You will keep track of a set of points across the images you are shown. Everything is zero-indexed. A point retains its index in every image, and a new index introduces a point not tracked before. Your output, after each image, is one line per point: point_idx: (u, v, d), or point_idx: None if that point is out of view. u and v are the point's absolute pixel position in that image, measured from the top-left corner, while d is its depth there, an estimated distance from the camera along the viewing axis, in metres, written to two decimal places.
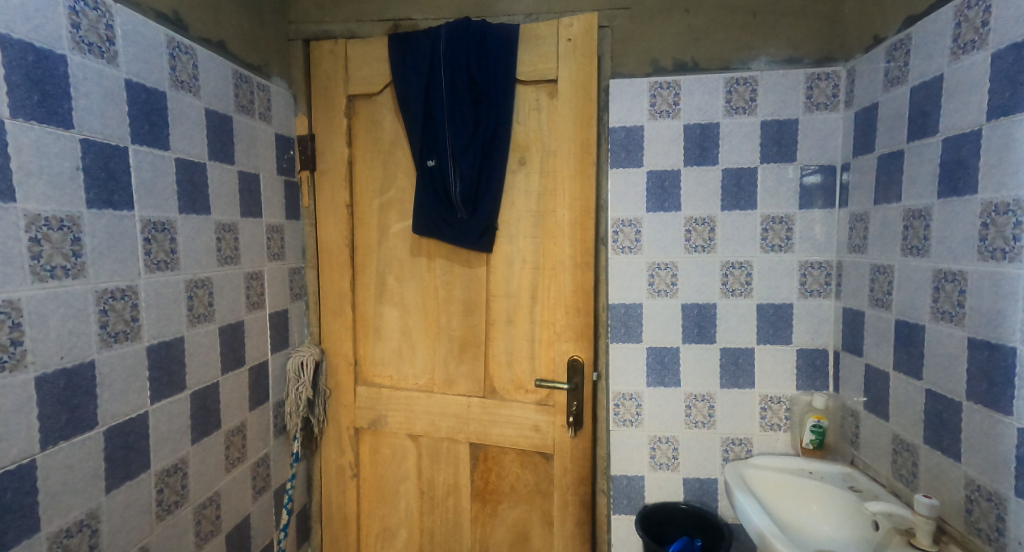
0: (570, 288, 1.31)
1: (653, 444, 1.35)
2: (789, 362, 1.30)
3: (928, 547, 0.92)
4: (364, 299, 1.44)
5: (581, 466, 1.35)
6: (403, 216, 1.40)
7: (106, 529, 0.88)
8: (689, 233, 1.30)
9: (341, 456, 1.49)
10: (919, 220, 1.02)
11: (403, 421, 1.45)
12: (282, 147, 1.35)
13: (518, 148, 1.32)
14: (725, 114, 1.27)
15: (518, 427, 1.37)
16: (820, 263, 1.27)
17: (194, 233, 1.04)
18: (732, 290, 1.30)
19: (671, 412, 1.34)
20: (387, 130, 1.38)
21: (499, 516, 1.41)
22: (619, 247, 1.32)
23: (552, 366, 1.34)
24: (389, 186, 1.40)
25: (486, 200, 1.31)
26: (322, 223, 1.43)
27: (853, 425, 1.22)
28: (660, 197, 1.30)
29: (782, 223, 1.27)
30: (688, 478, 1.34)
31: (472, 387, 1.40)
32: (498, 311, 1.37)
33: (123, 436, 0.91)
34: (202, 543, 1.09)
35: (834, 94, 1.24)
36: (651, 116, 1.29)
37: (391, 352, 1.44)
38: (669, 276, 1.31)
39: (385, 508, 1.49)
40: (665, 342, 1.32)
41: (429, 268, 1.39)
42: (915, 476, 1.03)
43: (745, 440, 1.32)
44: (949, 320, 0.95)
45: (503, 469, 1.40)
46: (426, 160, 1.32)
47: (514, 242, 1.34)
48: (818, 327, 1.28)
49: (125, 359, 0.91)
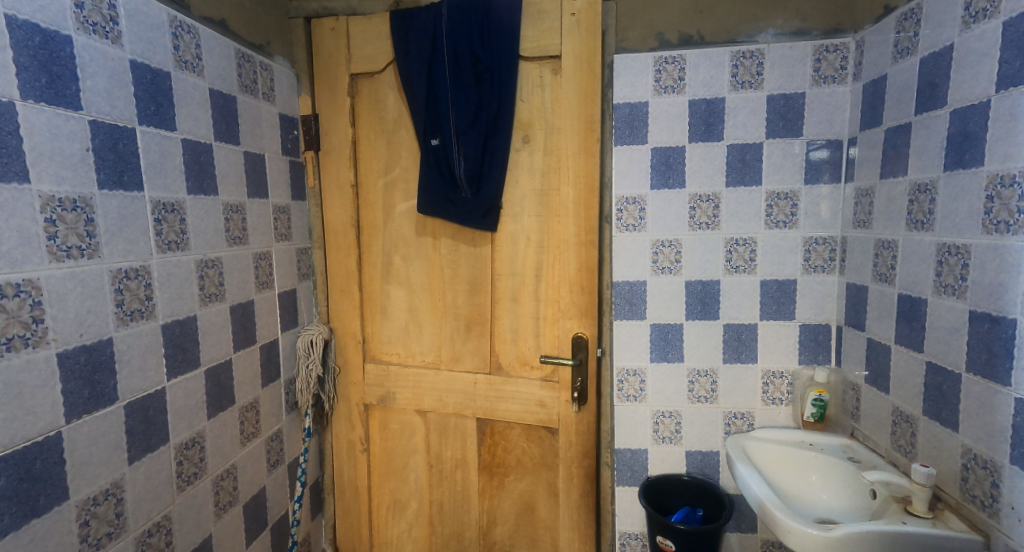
0: (574, 266, 1.33)
1: (656, 419, 1.37)
2: (792, 338, 1.31)
3: (923, 513, 0.95)
4: (371, 279, 1.47)
5: (584, 439, 1.38)
6: (408, 196, 1.41)
7: (130, 498, 0.92)
8: (694, 210, 1.30)
9: (351, 431, 1.53)
10: (924, 194, 1.02)
11: (411, 398, 1.48)
12: (286, 128, 1.35)
13: (522, 126, 1.32)
14: (731, 88, 1.26)
15: (523, 403, 1.41)
16: (825, 239, 1.27)
17: (202, 213, 1.05)
18: (736, 267, 1.31)
19: (674, 387, 1.36)
20: (390, 110, 1.38)
21: (506, 488, 1.45)
22: (623, 225, 1.33)
23: (557, 343, 1.37)
24: (394, 166, 1.40)
25: (490, 179, 1.31)
26: (327, 203, 1.44)
27: (853, 398, 1.24)
28: (664, 173, 1.30)
29: (787, 199, 1.27)
30: (691, 451, 1.37)
31: (478, 364, 1.43)
32: (503, 289, 1.39)
33: (142, 411, 0.94)
34: (221, 512, 1.13)
35: (842, 67, 1.22)
36: (655, 92, 1.28)
37: (398, 329, 1.47)
38: (673, 254, 1.32)
39: (395, 480, 1.53)
40: (669, 318, 1.34)
41: (435, 248, 1.41)
42: (913, 447, 1.04)
43: (747, 415, 1.34)
44: (952, 294, 0.95)
45: (510, 443, 1.44)
46: (430, 139, 1.33)
47: (518, 221, 1.35)
48: (821, 302, 1.29)
49: (142, 336, 0.93)
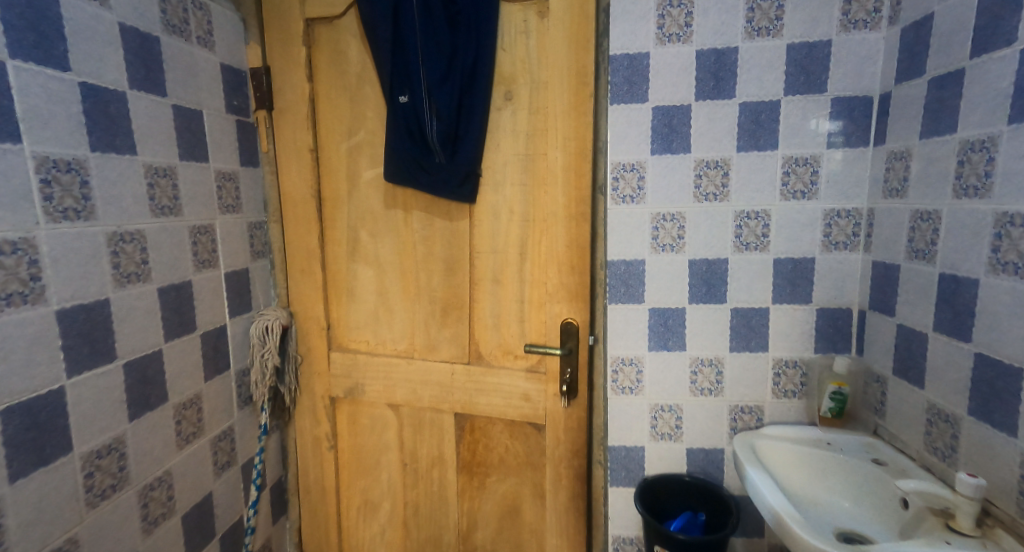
0: (563, 242, 1.17)
1: (654, 414, 1.22)
2: (808, 324, 1.16)
3: (969, 531, 0.81)
4: (335, 257, 1.30)
5: (574, 437, 1.24)
6: (375, 162, 1.23)
7: (13, 521, 0.77)
8: (699, 179, 1.14)
9: (316, 427, 1.38)
10: (980, 152, 0.85)
11: (381, 390, 1.33)
12: (231, 82, 1.17)
13: (504, 81, 1.15)
14: (745, 36, 1.09)
15: (506, 396, 1.26)
16: (848, 212, 1.12)
17: (115, 177, 0.88)
18: (746, 244, 1.15)
19: (675, 378, 1.21)
20: (353, 62, 1.20)
21: (487, 490, 1.31)
22: (620, 196, 1.15)
23: (543, 330, 1.22)
24: (358, 127, 1.22)
25: (467, 142, 1.14)
26: (283, 171, 1.27)
27: (878, 391, 1.09)
28: (666, 136, 1.13)
29: (807, 165, 1.11)
30: (692, 448, 1.23)
31: (456, 353, 1.27)
32: (483, 269, 1.23)
33: (29, 415, 0.78)
34: (152, 527, 0.98)
35: (876, 10, 1.05)
36: (658, 40, 1.10)
37: (366, 314, 1.31)
38: (675, 229, 1.16)
39: (366, 480, 1.39)
40: (670, 302, 1.18)
41: (406, 222, 1.24)
42: (953, 451, 0.90)
43: (755, 409, 1.20)
44: (1015, 274, 0.80)
45: (491, 440, 1.29)
46: (398, 95, 1.15)
47: (500, 192, 1.19)
48: (842, 283, 1.14)
49: (25, 324, 0.77)
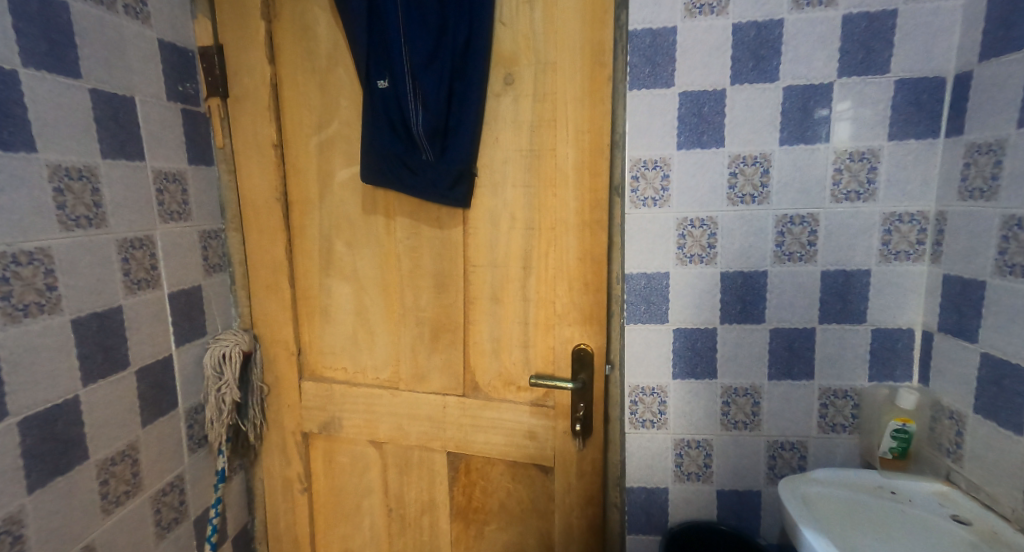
0: (574, 255, 0.99)
1: (679, 450, 1.04)
2: (862, 347, 0.98)
3: None
4: (304, 271, 1.11)
5: (588, 481, 1.07)
6: (350, 160, 1.04)
7: None
8: (734, 177, 0.95)
9: (286, 467, 1.19)
10: None
11: (362, 425, 1.14)
12: (173, 64, 0.97)
13: (503, 62, 0.96)
14: (792, 6, 0.90)
15: (508, 434, 1.08)
16: (912, 215, 0.93)
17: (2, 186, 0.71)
18: (788, 254, 0.97)
19: (703, 410, 1.02)
20: (322, 39, 1.00)
21: (485, 540, 1.14)
22: (639, 198, 0.96)
23: (551, 357, 1.04)
24: (330, 118, 1.03)
25: (460, 136, 0.95)
26: (242, 170, 1.07)
27: (952, 429, 0.91)
28: (695, 126, 0.94)
29: (864, 160, 0.93)
30: (723, 491, 1.05)
31: (449, 383, 1.09)
32: (480, 286, 1.04)
33: None
34: None
35: None
36: (686, 12, 0.91)
37: (342, 337, 1.12)
38: (705, 236, 0.97)
39: (345, 527, 1.20)
40: (698, 322, 1.00)
41: (388, 231, 1.05)
42: None
43: (798, 445, 1.03)
44: None
45: (490, 484, 1.11)
46: (376, 80, 0.96)
47: (498, 195, 1.01)
48: (903, 300, 0.96)
49: None
